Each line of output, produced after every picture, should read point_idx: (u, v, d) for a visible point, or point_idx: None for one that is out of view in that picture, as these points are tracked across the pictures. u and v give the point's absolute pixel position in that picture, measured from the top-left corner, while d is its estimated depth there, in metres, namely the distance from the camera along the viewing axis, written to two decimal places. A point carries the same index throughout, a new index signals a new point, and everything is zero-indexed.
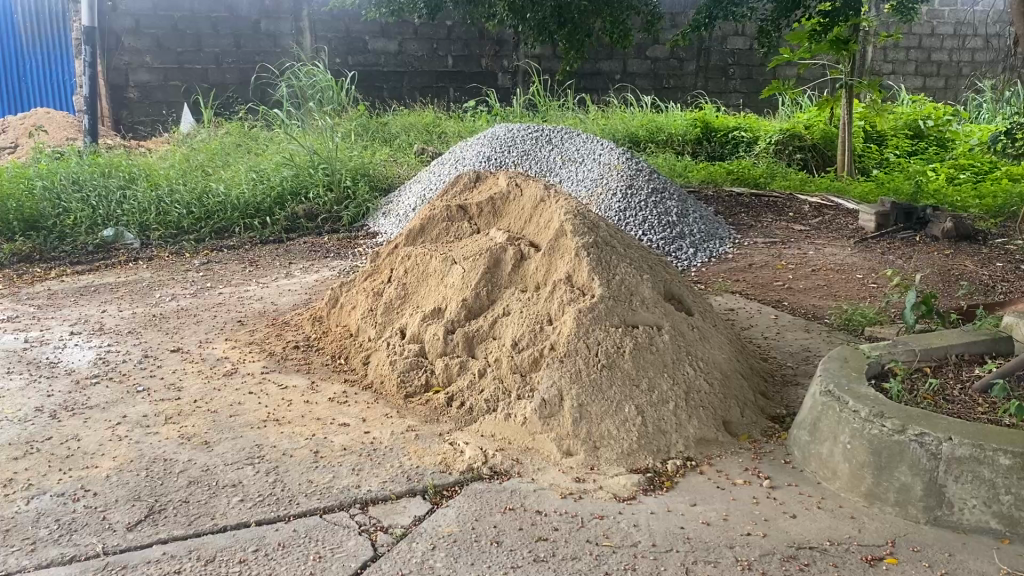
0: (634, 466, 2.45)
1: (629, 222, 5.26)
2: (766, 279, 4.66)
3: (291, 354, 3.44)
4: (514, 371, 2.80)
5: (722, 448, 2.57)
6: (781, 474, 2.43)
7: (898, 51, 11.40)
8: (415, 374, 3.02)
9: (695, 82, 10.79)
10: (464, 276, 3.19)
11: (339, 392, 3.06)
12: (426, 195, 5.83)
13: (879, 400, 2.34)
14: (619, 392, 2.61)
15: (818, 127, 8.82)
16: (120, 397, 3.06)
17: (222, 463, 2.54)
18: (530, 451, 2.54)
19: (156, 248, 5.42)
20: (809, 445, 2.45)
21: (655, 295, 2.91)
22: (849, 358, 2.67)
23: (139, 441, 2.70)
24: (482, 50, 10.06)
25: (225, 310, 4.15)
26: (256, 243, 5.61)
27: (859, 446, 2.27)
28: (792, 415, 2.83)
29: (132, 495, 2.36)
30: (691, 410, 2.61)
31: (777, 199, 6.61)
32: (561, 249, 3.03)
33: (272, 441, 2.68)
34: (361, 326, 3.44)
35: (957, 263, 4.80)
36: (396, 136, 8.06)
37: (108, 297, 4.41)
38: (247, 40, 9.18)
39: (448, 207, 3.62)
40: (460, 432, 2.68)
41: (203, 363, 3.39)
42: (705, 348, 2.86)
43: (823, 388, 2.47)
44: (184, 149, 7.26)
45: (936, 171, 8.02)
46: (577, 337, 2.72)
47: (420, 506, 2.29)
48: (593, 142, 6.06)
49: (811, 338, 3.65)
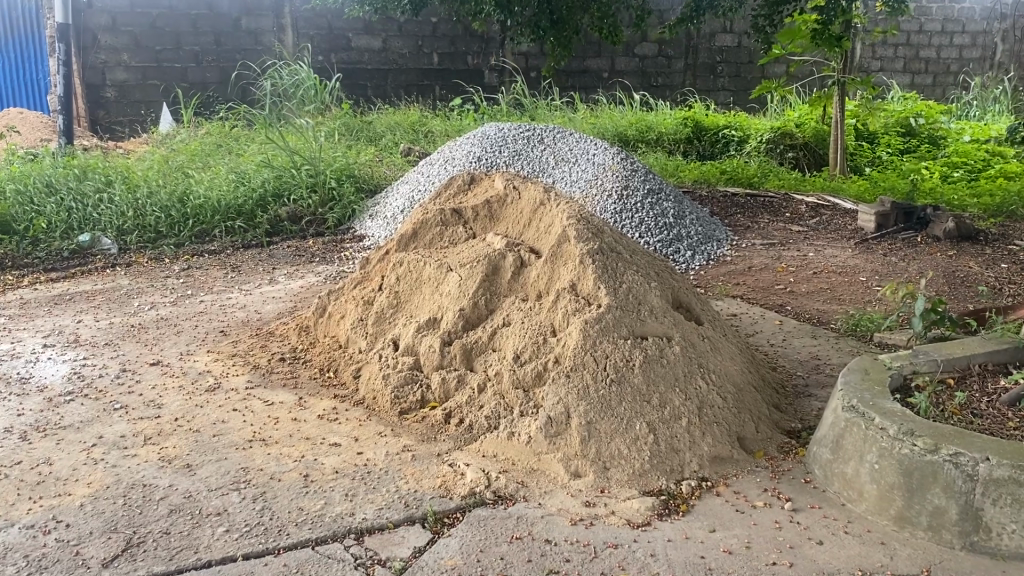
0: (647, 488, 2.30)
1: (625, 224, 5.12)
2: (767, 282, 4.53)
3: (278, 367, 3.27)
4: (516, 386, 2.64)
5: (738, 466, 2.43)
6: (802, 495, 2.29)
7: (887, 48, 11.33)
8: (410, 389, 2.86)
9: (684, 80, 10.68)
10: (461, 285, 3.02)
11: (329, 408, 2.89)
12: (416, 197, 5.66)
13: (908, 416, 2.21)
14: (629, 408, 2.46)
15: (809, 125, 8.74)
16: (96, 416, 2.87)
17: (205, 489, 2.36)
18: (536, 473, 2.38)
19: (134, 254, 5.21)
20: (832, 464, 2.32)
21: (664, 304, 2.75)
22: (870, 369, 2.53)
23: (116, 464, 2.51)
24: (468, 47, 9.90)
25: (207, 319, 3.96)
26: (238, 247, 5.41)
27: (887, 466, 2.15)
28: (808, 430, 2.68)
29: (108, 526, 2.18)
30: (705, 427, 2.47)
31: (773, 199, 6.49)
32: (563, 256, 2.87)
33: (259, 464, 2.51)
34: (351, 337, 3.27)
35: (961, 264, 4.70)
36: (381, 136, 7.87)
37: (84, 306, 4.21)
38: (227, 38, 8.95)
39: (442, 210, 3.43)
40: (460, 453, 2.52)
41: (184, 377, 3.21)
42: (717, 360, 2.71)
43: (846, 403, 2.33)
44: (163, 150, 7.04)
45: (930, 168, 7.95)
46: (584, 350, 2.56)
47: (419, 535, 2.13)
48: (587, 142, 5.91)
49: (819, 345, 3.52)
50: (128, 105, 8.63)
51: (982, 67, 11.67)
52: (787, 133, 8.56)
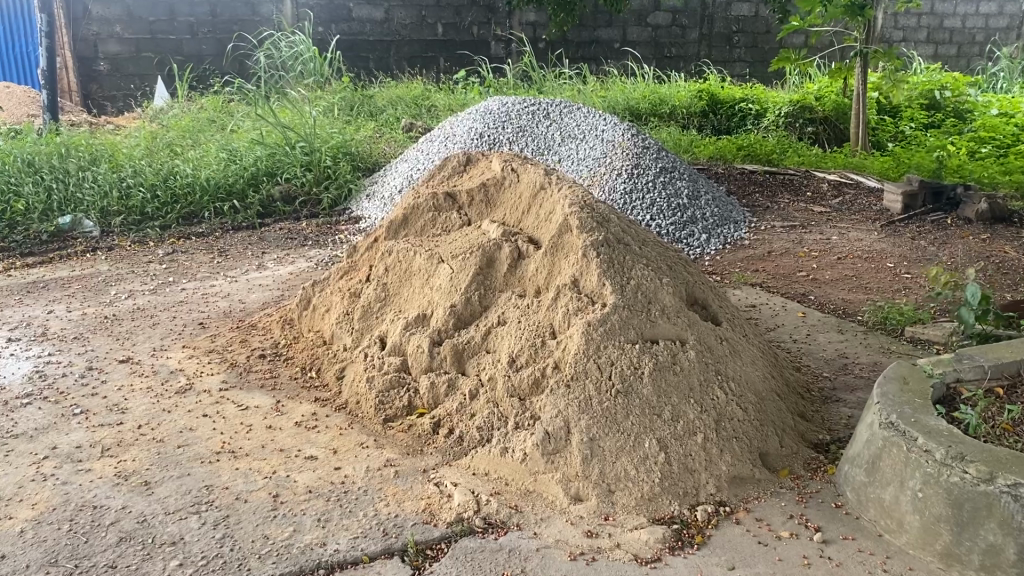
0: (657, 515, 2.04)
1: (636, 205, 4.82)
2: (789, 268, 4.23)
3: (257, 366, 3.01)
4: (511, 394, 2.37)
5: (760, 488, 2.15)
6: (833, 523, 2.02)
7: (910, 18, 10.86)
8: (396, 394, 2.59)
9: (698, 50, 10.26)
10: (452, 279, 2.75)
11: (309, 414, 2.64)
12: (414, 176, 5.40)
13: (957, 436, 1.91)
14: (637, 423, 2.18)
15: (830, 97, 8.33)
16: (53, 422, 2.63)
17: (161, 512, 2.11)
18: (532, 495, 2.12)
19: (117, 237, 4.97)
20: (867, 487, 2.04)
21: (677, 303, 2.46)
22: (909, 377, 2.23)
23: (66, 482, 2.26)
24: (473, 17, 9.50)
25: (187, 309, 3.70)
26: (227, 230, 5.15)
27: (933, 495, 1.86)
28: (839, 443, 2.40)
29: (47, 559, 1.93)
30: (723, 444, 2.19)
31: (793, 176, 6.16)
32: (565, 248, 2.58)
33: (225, 481, 2.25)
34: (335, 333, 3.01)
35: (996, 249, 4.38)
36: (383, 111, 7.55)
37: (57, 295, 3.97)
38: (222, 8, 8.61)
39: (434, 194, 3.14)
40: (448, 469, 2.26)
41: (154, 376, 2.95)
42: (737, 366, 2.43)
43: (883, 419, 2.04)
44: (154, 126, 6.75)
45: (956, 143, 7.58)
46: (586, 356, 2.28)
47: (397, 571, 1.87)
48: (595, 116, 5.59)
49: (846, 341, 3.23)
50: (122, 79, 8.36)
51: (1009, 37, 11.19)
52: (807, 106, 8.16)
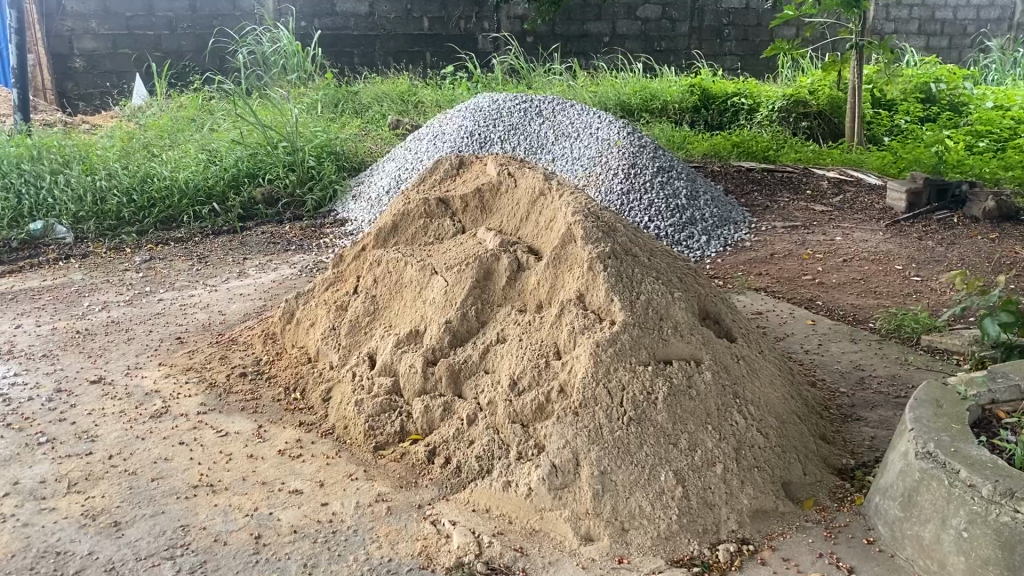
0: (675, 556, 1.87)
1: (633, 206, 4.65)
2: (794, 272, 4.07)
3: (238, 386, 2.81)
4: (513, 420, 2.19)
5: (785, 522, 1.99)
6: (867, 563, 1.85)
7: (902, 9, 10.70)
8: (387, 418, 2.40)
9: (689, 43, 10.06)
10: (447, 293, 2.56)
11: (293, 440, 2.45)
12: (401, 176, 5.20)
13: (1004, 469, 1.75)
14: (652, 454, 2.01)
15: (824, 91, 8.17)
16: (15, 453, 2.42)
17: (132, 558, 1.92)
18: (537, 535, 1.95)
19: (92, 244, 4.74)
20: (902, 523, 1.88)
21: (690, 319, 2.29)
22: (943, 400, 2.07)
23: (28, 524, 2.07)
24: (459, 10, 9.27)
25: (164, 323, 3.49)
26: (206, 234, 4.93)
27: (980, 536, 1.70)
28: (864, 468, 2.24)
29: None
30: (744, 475, 2.03)
31: (792, 173, 6.00)
32: (568, 259, 2.40)
33: (203, 520, 2.06)
34: (320, 350, 2.81)
35: (1005, 250, 4.24)
36: (368, 108, 7.32)
37: (26, 307, 3.75)
38: (202, 2, 8.36)
39: (425, 200, 2.95)
40: (446, 504, 2.08)
41: (128, 399, 2.75)
42: (756, 387, 2.26)
43: (920, 448, 1.88)
44: (131, 126, 6.51)
45: (952, 137, 7.46)
46: (595, 380, 2.11)
47: None
48: (589, 113, 5.40)
49: (861, 352, 3.07)
50: (98, 77, 8.11)
51: (1000, 28, 11.08)
52: (801, 101, 8.01)
